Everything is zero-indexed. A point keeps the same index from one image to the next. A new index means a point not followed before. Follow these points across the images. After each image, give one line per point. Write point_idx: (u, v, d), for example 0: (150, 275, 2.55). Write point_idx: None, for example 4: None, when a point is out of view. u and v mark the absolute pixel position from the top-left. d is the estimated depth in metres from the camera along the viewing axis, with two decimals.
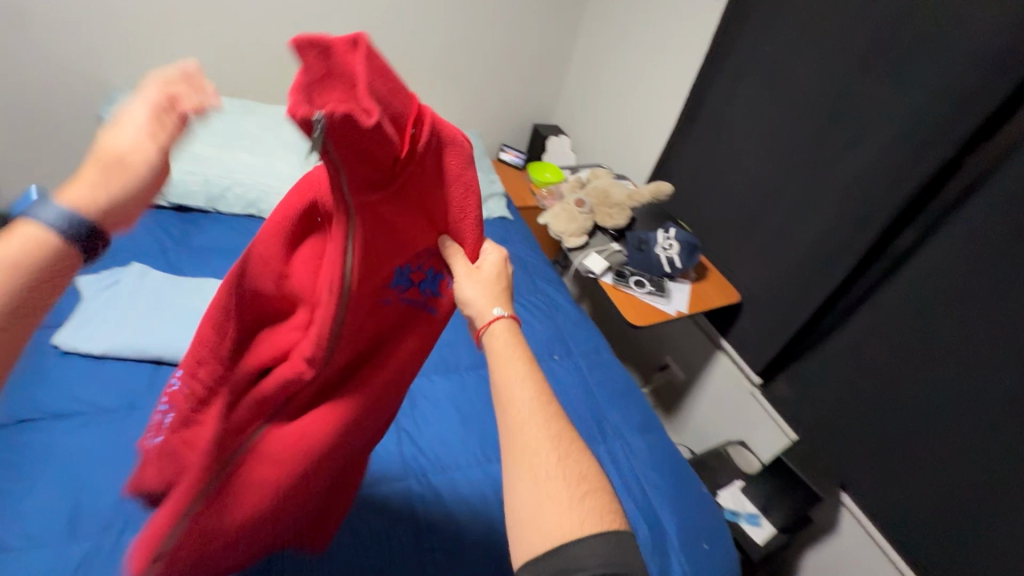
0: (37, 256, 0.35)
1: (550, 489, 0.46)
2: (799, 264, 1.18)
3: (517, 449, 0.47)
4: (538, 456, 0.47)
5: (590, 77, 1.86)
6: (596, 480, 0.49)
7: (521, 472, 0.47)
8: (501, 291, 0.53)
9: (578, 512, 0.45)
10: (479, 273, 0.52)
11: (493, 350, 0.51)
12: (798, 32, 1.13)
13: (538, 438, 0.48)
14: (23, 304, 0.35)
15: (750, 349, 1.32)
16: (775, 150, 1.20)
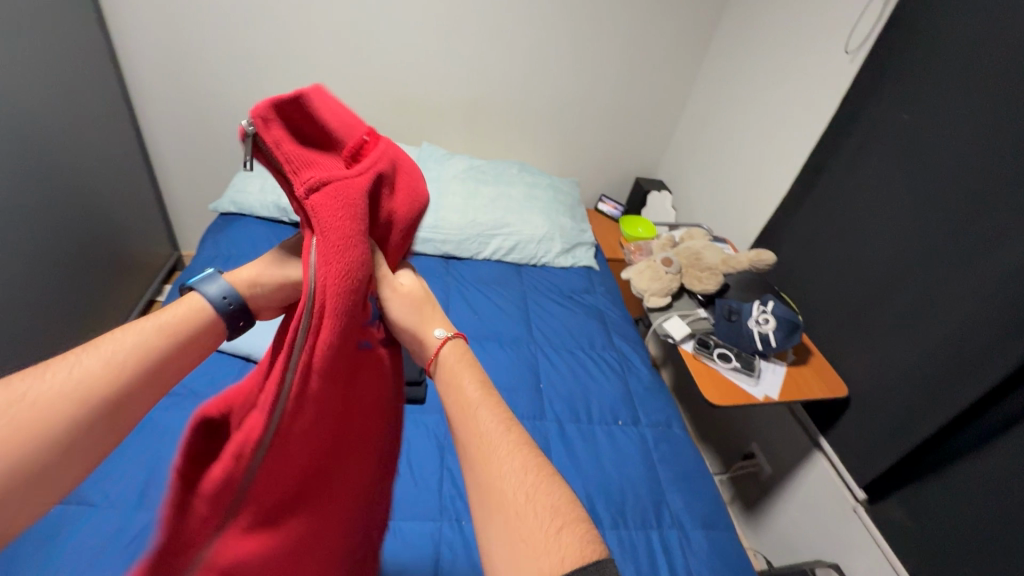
0: (191, 322, 0.46)
1: (519, 533, 0.38)
2: (924, 364, 0.98)
3: (482, 490, 0.42)
4: (502, 491, 0.41)
5: (698, 135, 1.81)
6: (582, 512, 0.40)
7: (490, 519, 0.40)
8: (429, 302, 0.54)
9: (556, 549, 0.37)
10: (408, 291, 0.53)
11: (444, 374, 0.49)
12: (940, 99, 0.98)
13: (504, 475, 0.42)
14: (174, 360, 0.45)
15: (856, 455, 1.12)
16: (901, 228, 1.05)
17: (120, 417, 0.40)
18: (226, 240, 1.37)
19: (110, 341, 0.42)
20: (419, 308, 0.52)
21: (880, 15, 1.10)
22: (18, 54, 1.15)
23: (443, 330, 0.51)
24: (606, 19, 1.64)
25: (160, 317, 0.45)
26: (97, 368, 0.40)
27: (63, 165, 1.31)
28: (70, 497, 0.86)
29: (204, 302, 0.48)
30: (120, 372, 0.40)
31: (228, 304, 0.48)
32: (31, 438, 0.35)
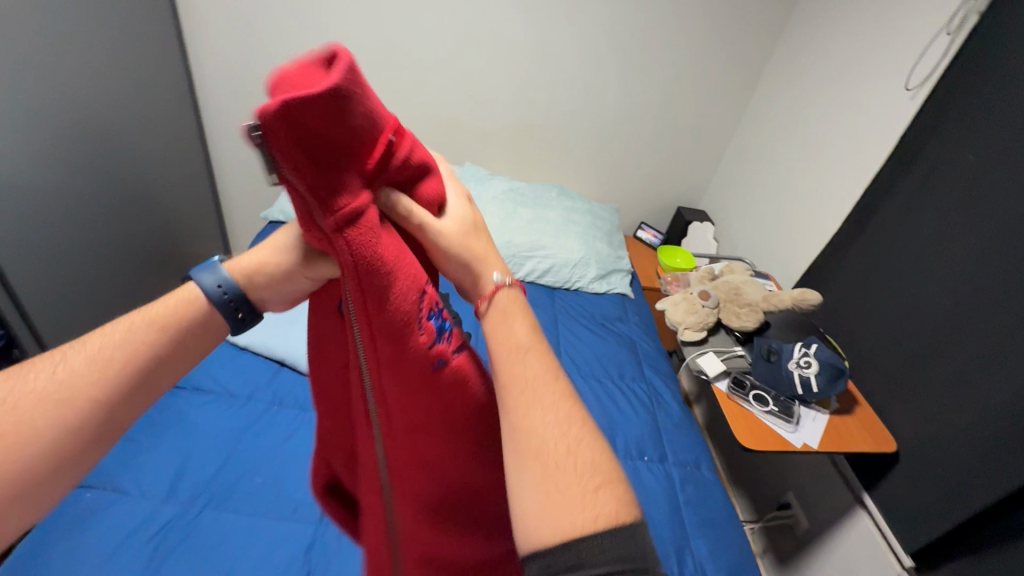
0: (180, 312, 0.49)
1: (557, 483, 0.39)
2: (984, 425, 0.90)
3: (521, 435, 0.42)
4: (544, 439, 0.42)
5: (745, 167, 1.77)
6: (613, 471, 0.42)
7: (523, 459, 0.41)
8: (478, 237, 0.52)
9: (595, 506, 0.38)
10: (455, 227, 0.50)
11: (492, 314, 0.49)
12: (1008, 139, 0.92)
13: (545, 424, 0.43)
14: (168, 349, 0.48)
15: (906, 517, 1.03)
16: (960, 275, 0.98)
17: (101, 416, 0.44)
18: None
19: (98, 341, 0.46)
20: (474, 242, 0.51)
21: (944, 52, 1.06)
22: (100, 66, 1.27)
23: (499, 274, 0.51)
24: (654, 48, 1.65)
25: (153, 311, 0.48)
26: (78, 370, 0.44)
27: (132, 170, 1.43)
28: (106, 483, 0.91)
29: (199, 292, 0.50)
30: (101, 373, 0.45)
31: (224, 293, 0.49)
32: (21, 433, 0.41)
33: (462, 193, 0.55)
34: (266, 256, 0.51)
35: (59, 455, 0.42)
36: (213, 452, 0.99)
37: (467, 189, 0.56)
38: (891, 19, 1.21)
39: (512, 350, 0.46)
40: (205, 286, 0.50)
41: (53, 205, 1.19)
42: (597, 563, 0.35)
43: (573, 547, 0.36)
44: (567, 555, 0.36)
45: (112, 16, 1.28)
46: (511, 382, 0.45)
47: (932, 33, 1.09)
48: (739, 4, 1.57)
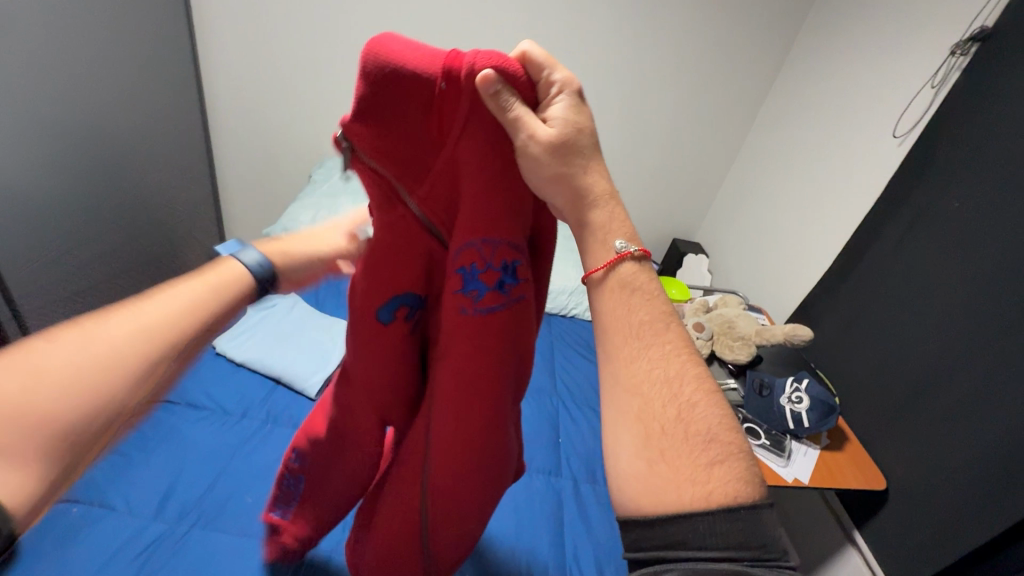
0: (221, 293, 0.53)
1: (659, 447, 0.42)
2: (970, 466, 0.92)
3: (622, 384, 0.46)
4: (647, 398, 0.44)
5: (738, 204, 1.83)
6: (727, 439, 0.43)
7: (627, 418, 0.44)
8: (584, 145, 0.48)
9: (708, 482, 0.40)
10: (554, 131, 0.45)
11: (612, 287, 0.48)
12: (988, 188, 0.97)
13: (653, 382, 0.45)
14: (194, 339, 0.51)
15: (898, 557, 1.03)
16: (945, 317, 1.01)
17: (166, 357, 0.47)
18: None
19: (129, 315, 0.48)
20: (558, 158, 0.45)
21: (930, 103, 1.12)
22: (112, 82, 1.30)
23: (623, 243, 0.48)
24: (654, 85, 1.72)
25: (216, 279, 0.54)
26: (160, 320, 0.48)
27: (138, 182, 1.45)
28: (95, 497, 0.90)
29: (242, 267, 0.56)
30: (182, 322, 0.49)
31: (259, 270, 0.57)
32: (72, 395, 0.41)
33: (571, 87, 0.48)
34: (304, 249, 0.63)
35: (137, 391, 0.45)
36: (206, 469, 0.98)
37: (562, 75, 0.47)
38: (878, 70, 1.28)
39: (620, 303, 0.47)
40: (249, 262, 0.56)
41: (64, 215, 1.20)
42: (704, 542, 0.38)
43: (678, 522, 0.39)
44: (669, 529, 0.39)
45: (127, 34, 1.32)
46: (614, 331, 0.47)
47: (918, 85, 1.15)
48: (735, 49, 1.65)
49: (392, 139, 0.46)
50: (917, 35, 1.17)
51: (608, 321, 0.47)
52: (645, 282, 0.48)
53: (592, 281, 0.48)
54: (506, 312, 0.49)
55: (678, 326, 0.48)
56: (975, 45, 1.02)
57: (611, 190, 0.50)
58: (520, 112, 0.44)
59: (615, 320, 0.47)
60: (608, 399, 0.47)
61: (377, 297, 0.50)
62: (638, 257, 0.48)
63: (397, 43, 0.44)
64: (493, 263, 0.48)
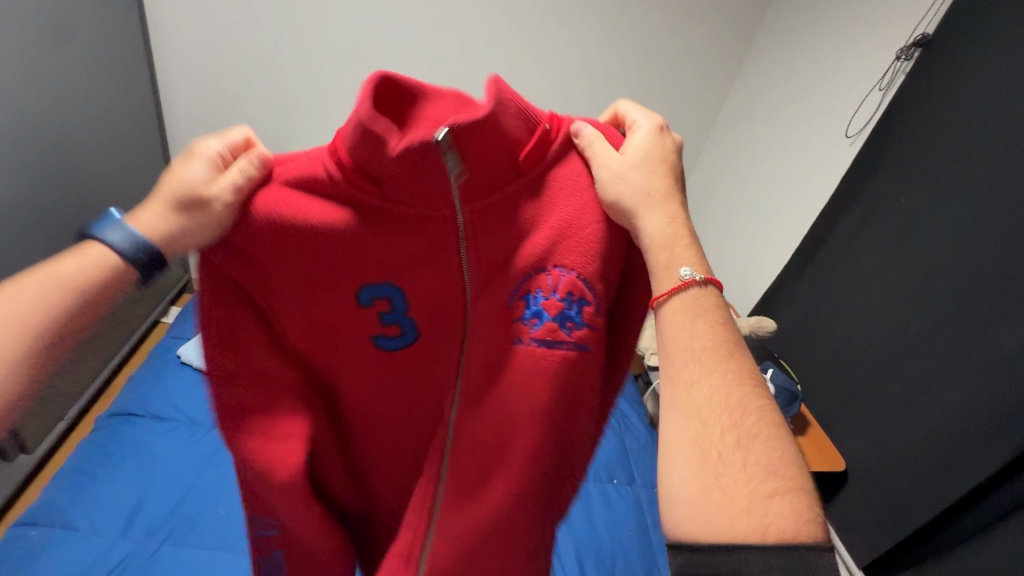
0: (94, 272, 0.42)
1: (717, 475, 0.44)
2: (919, 448, 0.99)
3: (683, 411, 0.47)
4: (709, 426, 0.46)
5: (703, 200, 1.88)
6: (786, 473, 0.45)
7: (685, 444, 0.46)
8: (654, 172, 0.52)
9: (764, 518, 0.42)
10: (632, 159, 0.51)
11: (678, 314, 0.49)
12: (930, 189, 1.04)
13: (714, 408, 0.46)
14: (72, 319, 0.42)
15: (860, 534, 1.10)
16: (894, 308, 1.08)
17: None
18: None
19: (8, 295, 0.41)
20: (639, 178, 0.50)
21: (878, 106, 1.18)
22: (54, 83, 1.23)
23: (689, 270, 0.49)
24: (620, 85, 1.74)
25: (67, 274, 0.42)
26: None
27: (87, 188, 1.38)
28: (55, 519, 0.86)
29: (108, 250, 0.42)
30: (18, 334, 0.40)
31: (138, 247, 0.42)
32: None
33: (654, 125, 0.55)
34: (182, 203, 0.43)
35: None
36: (174, 483, 0.95)
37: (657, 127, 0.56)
38: (832, 72, 1.34)
39: (685, 328, 0.49)
40: (116, 245, 0.42)
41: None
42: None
43: (731, 554, 0.41)
44: (722, 560, 0.41)
45: (68, 32, 1.25)
46: (676, 353, 0.48)
47: (867, 88, 1.22)
48: (697, 49, 1.69)
49: (484, 162, 0.47)
50: (867, 39, 1.23)
51: (672, 342, 0.49)
52: (709, 305, 0.50)
53: (654, 305, 0.50)
54: (563, 354, 0.48)
55: (744, 356, 0.49)
56: (917, 50, 1.09)
57: (673, 217, 0.50)
58: (603, 146, 0.51)
59: (679, 343, 0.48)
60: (666, 423, 0.48)
61: (363, 275, 0.48)
62: (708, 282, 0.50)
63: (506, 84, 0.48)
64: (557, 292, 0.48)
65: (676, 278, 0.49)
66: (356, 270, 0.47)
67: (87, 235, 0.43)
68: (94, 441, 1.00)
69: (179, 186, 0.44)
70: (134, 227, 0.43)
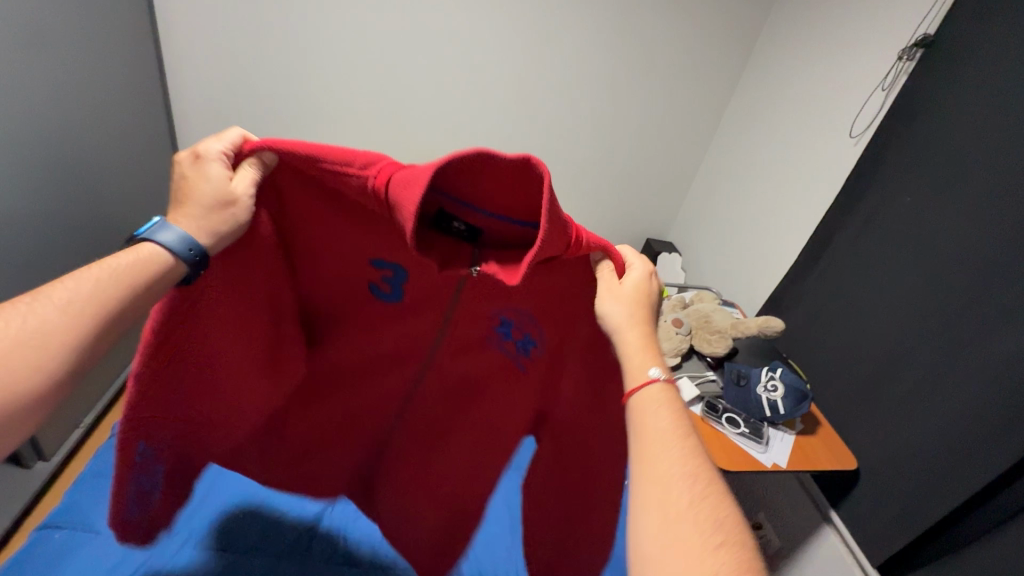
0: (154, 266, 0.56)
1: (676, 532, 0.51)
2: (928, 445, 0.99)
3: (648, 478, 0.55)
4: (668, 489, 0.54)
5: (708, 201, 1.90)
6: (732, 531, 0.52)
7: (649, 507, 0.53)
8: (642, 305, 0.62)
9: (711, 562, 0.49)
10: (627, 290, 0.62)
11: (640, 403, 0.59)
12: (934, 187, 1.05)
13: (673, 477, 0.54)
14: (129, 303, 0.55)
15: (871, 533, 1.10)
16: (901, 305, 1.09)
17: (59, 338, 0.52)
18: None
19: (64, 294, 0.54)
20: (635, 307, 0.61)
21: (881, 105, 1.19)
22: (83, 99, 1.26)
23: (657, 370, 0.60)
24: (624, 87, 1.76)
25: (119, 267, 0.56)
26: (62, 310, 0.52)
27: (105, 198, 1.41)
28: (77, 521, 0.88)
29: (163, 248, 0.57)
30: (87, 309, 0.53)
31: (192, 254, 0.56)
32: (27, 378, 0.50)
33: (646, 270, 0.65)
34: (218, 215, 0.58)
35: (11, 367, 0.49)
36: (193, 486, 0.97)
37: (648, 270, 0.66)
38: (833, 72, 1.36)
39: (649, 415, 0.58)
40: (169, 244, 0.56)
41: (30, 236, 1.17)
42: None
43: None
44: None
45: (95, 47, 1.28)
46: (643, 434, 0.57)
47: (870, 88, 1.23)
48: (700, 52, 1.71)
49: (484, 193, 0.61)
50: (869, 40, 1.24)
51: (640, 427, 0.58)
52: (668, 400, 0.59)
53: (627, 397, 0.60)
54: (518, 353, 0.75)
55: (696, 438, 0.58)
56: (920, 50, 1.10)
57: (650, 333, 0.61)
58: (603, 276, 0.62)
59: (646, 427, 0.57)
60: (636, 489, 0.56)
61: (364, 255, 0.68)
62: (669, 385, 0.59)
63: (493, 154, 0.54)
64: (522, 327, 0.72)
65: (643, 375, 0.59)
66: (365, 246, 0.67)
67: (145, 240, 0.58)
68: (110, 446, 1.01)
69: (214, 196, 0.57)
70: (181, 232, 0.57)
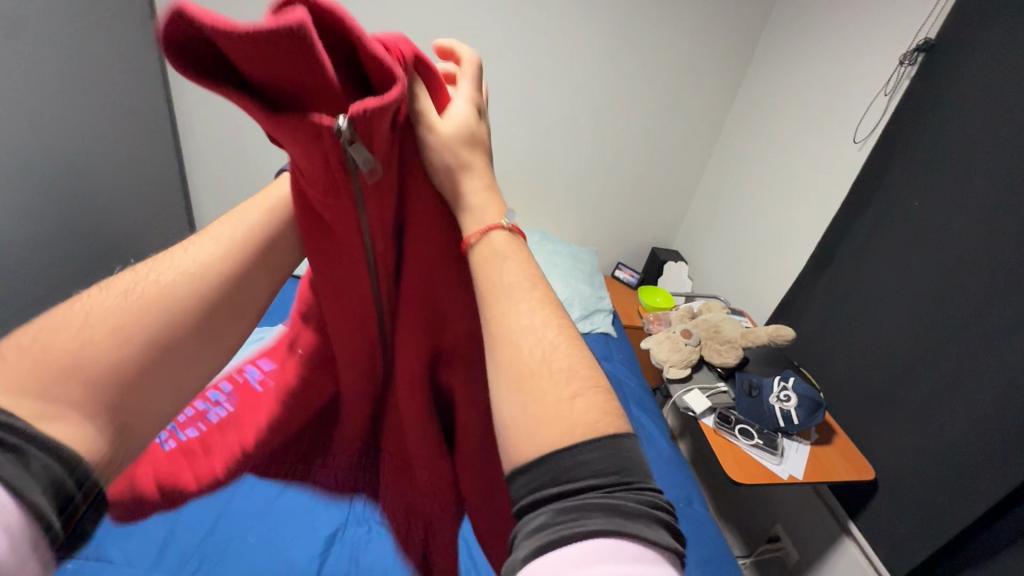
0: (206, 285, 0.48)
1: (533, 389, 0.42)
2: (947, 453, 0.97)
3: (500, 351, 0.45)
4: (524, 348, 0.44)
5: (712, 209, 1.90)
6: (596, 381, 0.45)
7: (504, 381, 0.43)
8: (475, 147, 0.53)
9: (573, 414, 0.40)
10: (451, 128, 0.51)
11: (481, 257, 0.50)
12: (940, 191, 1.04)
13: (524, 331, 0.45)
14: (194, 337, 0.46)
15: (892, 544, 1.07)
16: (911, 311, 1.08)
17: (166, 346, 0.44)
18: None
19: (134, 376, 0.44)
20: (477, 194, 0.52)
21: (884, 110, 1.19)
22: (90, 127, 1.29)
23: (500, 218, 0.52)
24: (625, 100, 1.78)
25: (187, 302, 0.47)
26: (209, 253, 0.48)
27: (117, 227, 1.43)
28: (91, 551, 0.87)
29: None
30: (224, 255, 0.49)
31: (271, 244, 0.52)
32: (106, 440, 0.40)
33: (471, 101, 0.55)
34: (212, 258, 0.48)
35: (102, 406, 0.40)
36: (202, 513, 0.96)
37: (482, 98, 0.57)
38: (832, 81, 1.36)
39: (493, 268, 0.49)
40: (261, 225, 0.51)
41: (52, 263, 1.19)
42: (573, 474, 0.38)
43: (549, 463, 0.39)
44: (546, 466, 0.39)
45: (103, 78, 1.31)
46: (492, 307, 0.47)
47: (871, 94, 1.23)
48: (699, 62, 1.73)
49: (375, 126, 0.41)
50: (868, 47, 1.25)
51: (484, 285, 0.48)
52: (515, 251, 0.51)
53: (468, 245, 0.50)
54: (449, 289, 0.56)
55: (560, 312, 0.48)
56: (920, 55, 1.10)
57: (492, 184, 0.54)
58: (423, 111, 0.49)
59: (492, 283, 0.48)
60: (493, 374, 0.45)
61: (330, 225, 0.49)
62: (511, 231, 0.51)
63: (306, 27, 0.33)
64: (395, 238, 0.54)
65: (491, 217, 0.51)
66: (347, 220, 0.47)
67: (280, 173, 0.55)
68: None
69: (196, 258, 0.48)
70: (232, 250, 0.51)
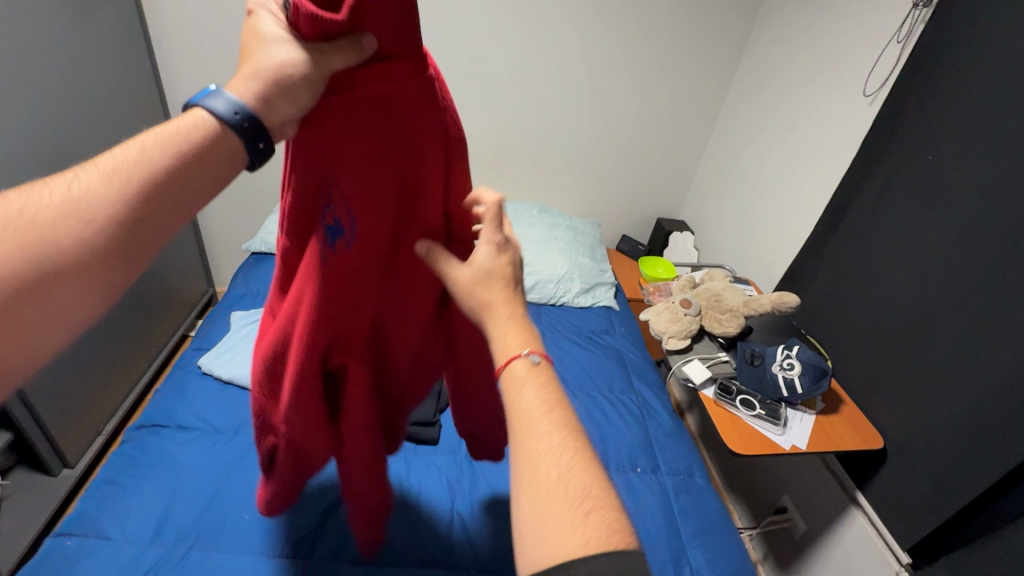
0: (197, 130, 0.44)
1: (547, 506, 0.43)
2: (961, 418, 0.93)
3: (520, 461, 0.47)
4: (537, 465, 0.46)
5: (718, 175, 1.83)
6: (609, 498, 0.45)
7: (521, 494, 0.46)
8: (497, 285, 0.55)
9: (572, 533, 0.41)
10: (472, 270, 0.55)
11: (507, 383, 0.51)
12: (960, 142, 0.97)
13: (540, 448, 0.47)
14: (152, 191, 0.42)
15: (901, 514, 1.03)
16: (924, 272, 1.02)
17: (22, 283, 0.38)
18: (249, 295, 1.51)
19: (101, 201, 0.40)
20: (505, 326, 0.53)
21: (897, 59, 1.11)
22: (72, 112, 1.29)
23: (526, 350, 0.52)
24: (624, 62, 1.70)
25: (166, 132, 0.43)
26: (94, 186, 0.40)
27: None
28: (89, 529, 0.89)
29: (210, 116, 0.44)
30: (113, 188, 0.41)
31: (238, 118, 0.44)
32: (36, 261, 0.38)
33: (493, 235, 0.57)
34: (187, 130, 0.44)
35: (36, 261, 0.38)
36: (197, 492, 0.97)
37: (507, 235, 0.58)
38: (843, 29, 1.27)
39: (515, 395, 0.50)
40: (220, 108, 0.44)
41: None
42: None
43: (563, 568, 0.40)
44: None
45: (82, 62, 1.30)
46: (516, 423, 0.49)
47: (885, 40, 1.15)
48: (702, 17, 1.63)
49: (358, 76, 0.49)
50: None
51: (510, 411, 0.50)
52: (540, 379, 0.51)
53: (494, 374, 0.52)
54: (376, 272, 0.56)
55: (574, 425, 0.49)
56: None
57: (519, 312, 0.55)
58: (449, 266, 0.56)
59: (514, 410, 0.49)
60: (514, 487, 0.47)
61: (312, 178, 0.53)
62: (527, 363, 0.51)
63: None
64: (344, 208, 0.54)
65: (512, 347, 0.52)
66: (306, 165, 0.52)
67: (189, 106, 0.45)
68: (125, 453, 1.03)
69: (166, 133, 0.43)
70: (229, 93, 0.45)
